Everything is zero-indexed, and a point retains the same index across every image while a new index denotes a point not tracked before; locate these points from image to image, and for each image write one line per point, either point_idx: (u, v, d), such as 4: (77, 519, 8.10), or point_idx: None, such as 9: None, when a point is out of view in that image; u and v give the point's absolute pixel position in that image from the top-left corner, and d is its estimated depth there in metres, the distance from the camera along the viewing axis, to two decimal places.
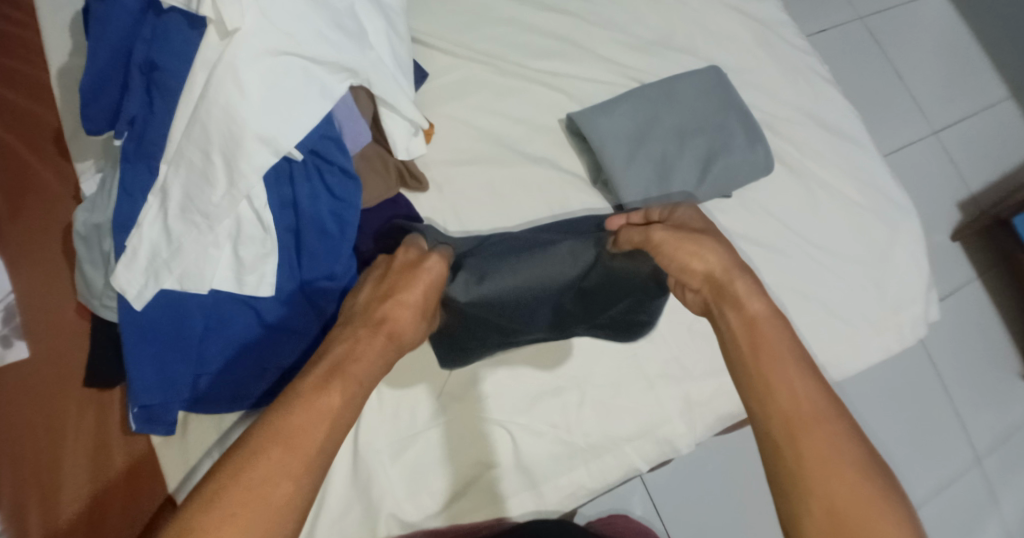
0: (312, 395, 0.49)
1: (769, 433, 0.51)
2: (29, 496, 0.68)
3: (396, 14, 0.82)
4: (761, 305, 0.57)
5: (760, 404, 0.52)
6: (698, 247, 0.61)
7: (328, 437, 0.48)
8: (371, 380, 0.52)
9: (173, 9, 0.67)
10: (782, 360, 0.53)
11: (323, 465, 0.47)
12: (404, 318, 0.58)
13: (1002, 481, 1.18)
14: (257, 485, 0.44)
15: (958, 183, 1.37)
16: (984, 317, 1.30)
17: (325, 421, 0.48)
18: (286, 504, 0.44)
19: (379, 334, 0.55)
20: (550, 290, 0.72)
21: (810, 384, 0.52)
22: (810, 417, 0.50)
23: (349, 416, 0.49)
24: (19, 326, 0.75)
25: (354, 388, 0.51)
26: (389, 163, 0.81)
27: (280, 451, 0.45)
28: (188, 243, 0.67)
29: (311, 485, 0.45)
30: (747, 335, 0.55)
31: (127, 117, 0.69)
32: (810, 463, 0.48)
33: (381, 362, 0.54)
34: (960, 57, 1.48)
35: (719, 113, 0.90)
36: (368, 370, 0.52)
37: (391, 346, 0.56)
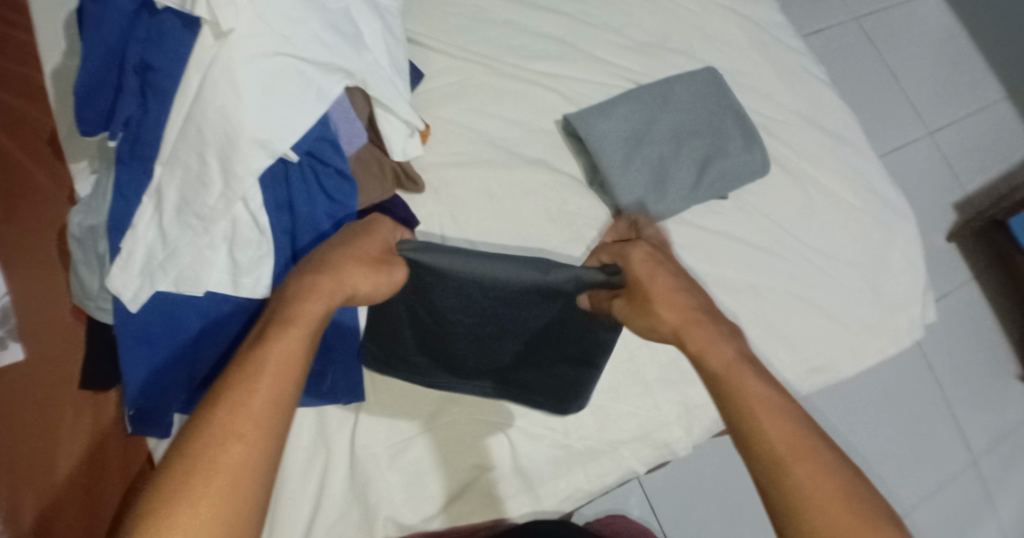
0: (251, 373, 0.48)
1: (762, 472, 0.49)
2: (23, 502, 0.66)
3: (392, 16, 0.82)
4: (726, 352, 0.55)
5: (745, 443, 0.51)
6: (664, 303, 0.60)
7: (273, 388, 0.48)
8: (311, 325, 0.52)
9: (168, 9, 0.67)
10: (759, 394, 0.52)
11: (280, 420, 0.47)
12: (352, 278, 0.56)
13: (998, 482, 1.19)
14: (208, 451, 0.44)
15: (955, 184, 1.38)
16: (980, 318, 1.30)
17: (267, 373, 0.48)
18: (240, 460, 0.45)
19: (320, 289, 0.53)
20: (513, 301, 0.66)
21: (789, 416, 0.51)
22: (795, 448, 0.49)
23: (293, 365, 0.49)
24: (15, 328, 0.73)
25: (294, 337, 0.50)
26: (386, 165, 0.81)
27: (225, 415, 0.46)
28: (185, 245, 0.68)
29: (267, 436, 0.46)
30: (721, 384, 0.54)
31: (121, 119, 0.67)
32: (805, 500, 0.47)
33: (322, 308, 0.53)
34: (956, 58, 1.48)
35: (714, 116, 0.91)
36: (303, 339, 0.51)
37: (331, 292, 0.54)
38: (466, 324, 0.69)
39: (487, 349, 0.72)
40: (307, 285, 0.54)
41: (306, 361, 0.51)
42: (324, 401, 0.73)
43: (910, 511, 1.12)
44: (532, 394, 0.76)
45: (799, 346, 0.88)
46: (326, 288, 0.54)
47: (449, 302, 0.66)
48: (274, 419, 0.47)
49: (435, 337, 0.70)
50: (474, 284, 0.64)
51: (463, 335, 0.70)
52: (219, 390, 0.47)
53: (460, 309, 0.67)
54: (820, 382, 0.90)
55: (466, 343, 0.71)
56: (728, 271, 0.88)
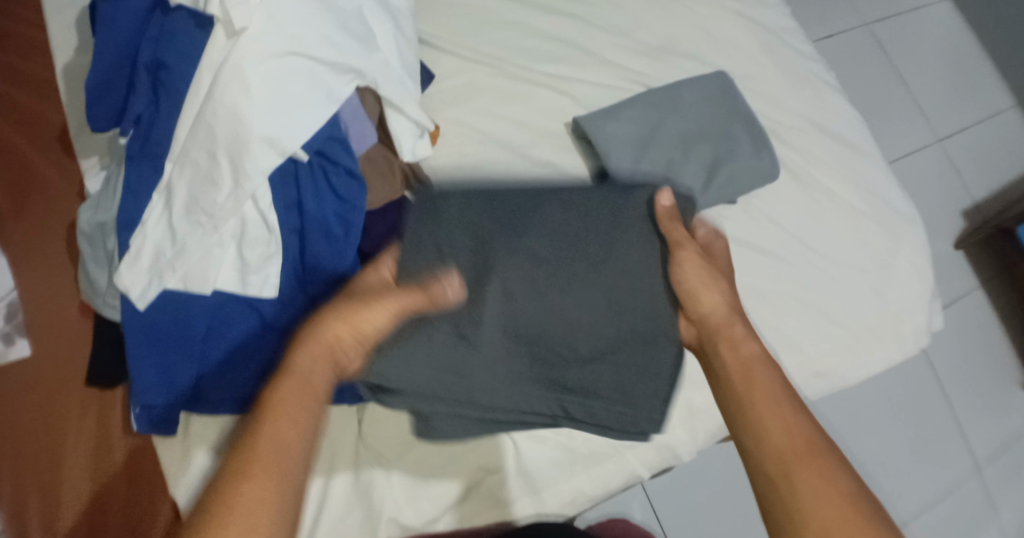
0: (269, 417, 0.52)
1: (765, 468, 0.54)
2: (28, 498, 0.68)
3: (402, 17, 0.82)
4: (753, 348, 0.61)
5: (753, 440, 0.56)
6: (713, 287, 0.64)
7: (279, 439, 0.51)
8: (304, 380, 0.55)
9: (181, 8, 0.67)
10: (772, 394, 0.57)
11: (291, 473, 0.50)
12: (335, 328, 0.59)
13: (1002, 491, 1.18)
14: (224, 499, 0.47)
15: (962, 192, 1.37)
16: (985, 326, 1.30)
17: (270, 425, 0.51)
18: (255, 510, 0.47)
19: (314, 349, 0.57)
20: (562, 225, 0.69)
21: (799, 418, 0.56)
22: (801, 451, 0.54)
23: (294, 418, 0.52)
24: (22, 324, 0.75)
25: (290, 393, 0.54)
26: (395, 166, 0.81)
27: (245, 481, 0.48)
28: (193, 242, 0.67)
29: (279, 489, 0.48)
30: (741, 376, 0.59)
31: (133, 116, 0.68)
32: (808, 499, 0.51)
33: (312, 363, 0.56)
34: (964, 65, 1.47)
35: (723, 120, 0.90)
36: (304, 395, 0.54)
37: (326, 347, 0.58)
38: (519, 262, 0.67)
39: (541, 302, 0.68)
40: (308, 339, 0.58)
41: (312, 404, 0.54)
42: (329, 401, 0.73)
43: (913, 519, 1.12)
44: (601, 392, 0.70)
45: (803, 351, 0.88)
46: (321, 339, 0.58)
47: (494, 233, 0.68)
48: (292, 461, 0.50)
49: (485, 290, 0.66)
50: (528, 205, 0.70)
51: (516, 278, 0.67)
52: (241, 447, 0.50)
53: (510, 242, 0.67)
54: (823, 389, 0.90)
55: (522, 293, 0.67)
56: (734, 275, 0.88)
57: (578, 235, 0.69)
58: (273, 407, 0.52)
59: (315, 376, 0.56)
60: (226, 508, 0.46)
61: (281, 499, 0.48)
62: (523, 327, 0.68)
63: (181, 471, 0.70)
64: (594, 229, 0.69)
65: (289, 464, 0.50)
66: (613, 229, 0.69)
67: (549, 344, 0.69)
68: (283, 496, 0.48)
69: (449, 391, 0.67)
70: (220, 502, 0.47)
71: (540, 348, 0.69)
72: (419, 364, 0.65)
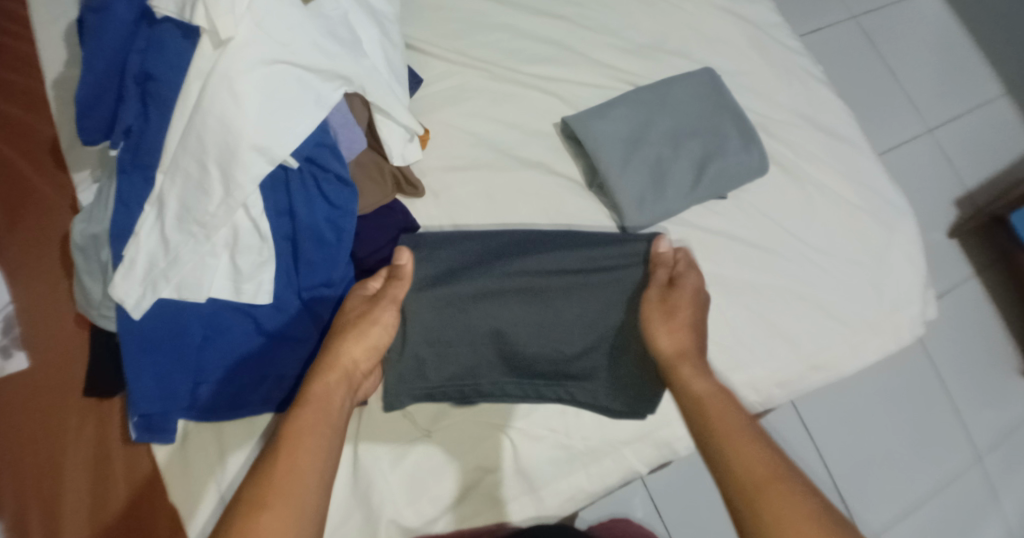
0: (289, 445, 0.55)
1: (739, 501, 0.53)
2: (29, 507, 0.68)
3: (390, 22, 0.83)
4: (705, 384, 0.62)
5: (718, 470, 0.56)
6: (664, 325, 0.69)
7: (295, 459, 0.55)
8: (320, 402, 0.59)
9: (168, 20, 0.67)
10: (728, 424, 0.58)
11: (311, 490, 0.53)
12: (348, 352, 0.64)
13: (1003, 479, 1.18)
14: (242, 521, 0.50)
15: (955, 182, 1.38)
16: (982, 315, 1.30)
17: (285, 448, 0.55)
18: (275, 525, 0.51)
19: (327, 376, 0.62)
20: (563, 249, 0.77)
21: (761, 447, 0.55)
22: (764, 476, 0.53)
23: (311, 437, 0.56)
24: (19, 337, 0.75)
25: (306, 415, 0.58)
26: (385, 170, 0.81)
27: (265, 504, 0.52)
28: (186, 250, 0.68)
29: (297, 502, 0.52)
30: (699, 413, 0.60)
31: (123, 128, 0.69)
32: (771, 519, 0.51)
33: (325, 387, 0.61)
34: (955, 56, 1.48)
35: (713, 116, 0.91)
36: (319, 419, 0.58)
37: (335, 373, 0.63)
38: (527, 276, 0.76)
39: (541, 308, 0.75)
40: (325, 366, 0.62)
41: (330, 429, 0.58)
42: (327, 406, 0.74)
43: (912, 509, 1.13)
44: (608, 388, 0.76)
45: (799, 344, 0.88)
46: (337, 363, 0.63)
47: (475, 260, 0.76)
48: (310, 483, 0.54)
49: (492, 296, 0.75)
50: (535, 234, 0.79)
51: (521, 290, 0.75)
52: (261, 473, 0.54)
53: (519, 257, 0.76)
54: (822, 380, 0.91)
55: (513, 302, 0.75)
56: (729, 270, 0.89)
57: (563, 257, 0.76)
58: (289, 433, 0.56)
59: (330, 399, 0.60)
60: (248, 529, 0.50)
61: (300, 518, 0.52)
62: (519, 331, 0.75)
63: (194, 508, 0.70)
64: (585, 251, 0.77)
65: (305, 487, 0.53)
66: (609, 256, 0.77)
67: (543, 346, 0.75)
68: (302, 517, 0.52)
69: (438, 372, 0.74)
70: (240, 527, 0.50)
71: (530, 354, 0.75)
72: (427, 348, 0.73)
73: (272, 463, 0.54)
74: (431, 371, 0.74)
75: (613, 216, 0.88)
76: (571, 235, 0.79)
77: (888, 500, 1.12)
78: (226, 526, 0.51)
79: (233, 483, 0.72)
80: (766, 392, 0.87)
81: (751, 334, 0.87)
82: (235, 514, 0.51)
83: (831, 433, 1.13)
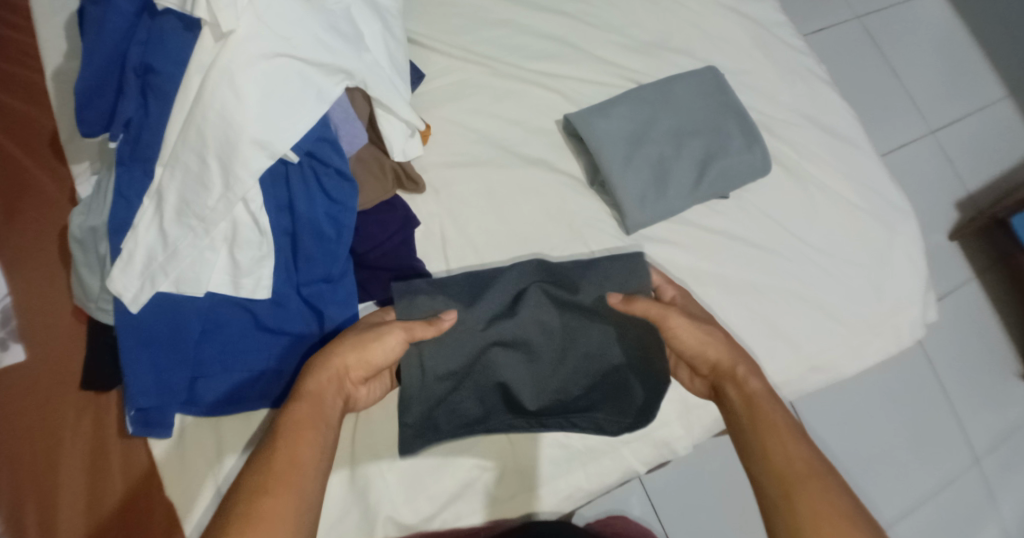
0: (286, 441, 0.55)
1: (775, 496, 0.55)
2: (26, 502, 0.68)
3: (392, 16, 0.82)
4: (759, 385, 0.62)
5: (759, 466, 0.57)
6: (707, 334, 0.67)
7: (291, 454, 0.55)
8: (314, 399, 0.59)
9: (168, 11, 0.67)
10: (776, 424, 0.58)
11: (307, 483, 0.54)
12: (342, 355, 0.63)
13: (1000, 482, 1.18)
14: (243, 509, 0.51)
15: (957, 183, 1.38)
16: (982, 317, 1.30)
17: (281, 444, 0.55)
18: (273, 515, 0.51)
19: (321, 373, 0.62)
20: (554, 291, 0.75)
21: (803, 446, 0.57)
22: (804, 474, 0.55)
23: (307, 433, 0.57)
24: (17, 330, 0.74)
25: (300, 411, 0.58)
26: (386, 165, 0.81)
27: (266, 495, 0.52)
28: (185, 245, 0.67)
29: (294, 494, 0.53)
30: (747, 410, 0.61)
31: (122, 120, 0.68)
32: (807, 517, 0.53)
33: (317, 385, 0.61)
34: (958, 57, 1.47)
35: (716, 116, 0.91)
36: (316, 415, 0.58)
37: (326, 372, 0.62)
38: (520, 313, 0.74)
39: (536, 344, 0.75)
40: (319, 365, 0.62)
41: (323, 424, 0.58)
42: None
43: (910, 511, 1.13)
44: (606, 414, 0.72)
45: (798, 346, 0.88)
46: (330, 362, 0.62)
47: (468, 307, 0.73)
48: (310, 477, 0.54)
49: (490, 337, 0.74)
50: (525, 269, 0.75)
51: (517, 328, 0.74)
52: (261, 465, 0.54)
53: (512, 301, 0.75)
54: (821, 381, 0.90)
55: (512, 347, 0.75)
56: (729, 271, 0.88)
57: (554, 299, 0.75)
58: (287, 428, 0.56)
59: (324, 397, 0.60)
60: (250, 519, 0.50)
61: (299, 509, 0.52)
62: (516, 369, 0.74)
63: (192, 503, 0.70)
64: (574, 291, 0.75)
65: (302, 479, 0.54)
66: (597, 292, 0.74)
67: (542, 383, 0.75)
68: (300, 508, 0.52)
69: (447, 419, 0.72)
70: (242, 515, 0.51)
71: (532, 392, 0.74)
72: (431, 396, 0.71)
73: (271, 455, 0.54)
74: (439, 418, 0.72)
75: (614, 215, 0.88)
76: (558, 270, 0.76)
77: (886, 502, 1.12)
78: (225, 515, 0.51)
79: (230, 479, 0.72)
80: None
81: (751, 335, 0.86)
82: (236, 503, 0.51)
83: (830, 433, 1.13)
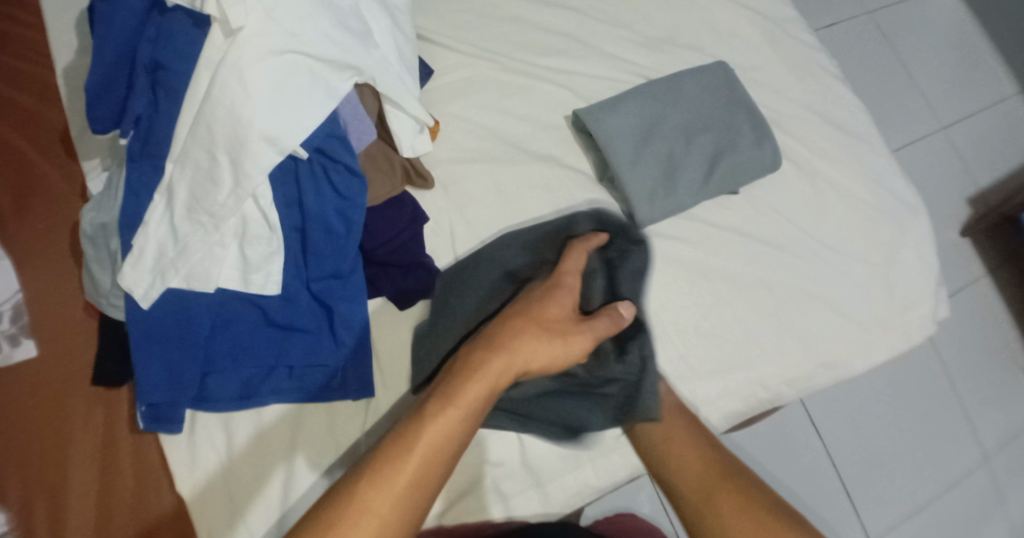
0: (433, 428, 0.57)
1: (688, 497, 0.74)
2: (34, 498, 0.67)
3: (401, 12, 0.82)
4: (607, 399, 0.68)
5: None
6: (569, 358, 0.66)
7: (430, 452, 0.56)
8: (469, 407, 0.59)
9: (178, 7, 0.68)
10: None
11: (428, 485, 0.56)
12: (525, 350, 0.63)
13: (1009, 481, 1.17)
14: (365, 489, 0.54)
15: (967, 180, 1.36)
16: (992, 314, 1.29)
17: (429, 435, 0.57)
18: (384, 508, 0.53)
19: (493, 364, 0.61)
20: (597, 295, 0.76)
21: None
22: None
23: (449, 439, 0.57)
24: (28, 325, 0.74)
25: (450, 414, 0.58)
26: (395, 162, 0.81)
27: (395, 473, 0.55)
28: (195, 241, 0.68)
29: (419, 488, 0.55)
30: None
31: (133, 117, 0.68)
32: None
33: (482, 391, 0.60)
34: (970, 53, 1.46)
35: (725, 111, 0.90)
36: (481, 392, 0.60)
37: (494, 376, 0.61)
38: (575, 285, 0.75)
39: None
40: (492, 346, 0.62)
41: (462, 435, 0.58)
42: (333, 397, 0.74)
43: (919, 510, 1.12)
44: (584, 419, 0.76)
45: (808, 345, 0.88)
46: (507, 352, 0.62)
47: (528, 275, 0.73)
48: (435, 469, 0.56)
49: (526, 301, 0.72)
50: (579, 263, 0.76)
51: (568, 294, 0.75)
52: (405, 432, 0.57)
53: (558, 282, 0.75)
54: (830, 379, 0.90)
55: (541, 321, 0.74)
56: (738, 268, 0.88)
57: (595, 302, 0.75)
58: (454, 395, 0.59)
59: (493, 388, 0.61)
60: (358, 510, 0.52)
61: (414, 497, 0.55)
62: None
63: (201, 490, 0.71)
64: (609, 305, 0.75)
65: (433, 464, 0.56)
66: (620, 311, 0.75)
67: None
68: (414, 500, 0.54)
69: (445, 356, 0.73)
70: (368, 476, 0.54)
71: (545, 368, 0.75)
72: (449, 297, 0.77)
73: (418, 432, 0.57)
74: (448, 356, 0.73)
75: (623, 211, 0.87)
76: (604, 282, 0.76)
77: (894, 500, 1.11)
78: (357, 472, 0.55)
79: (238, 471, 0.72)
80: (774, 391, 0.87)
81: (760, 332, 0.86)
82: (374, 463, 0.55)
83: (838, 430, 1.13)
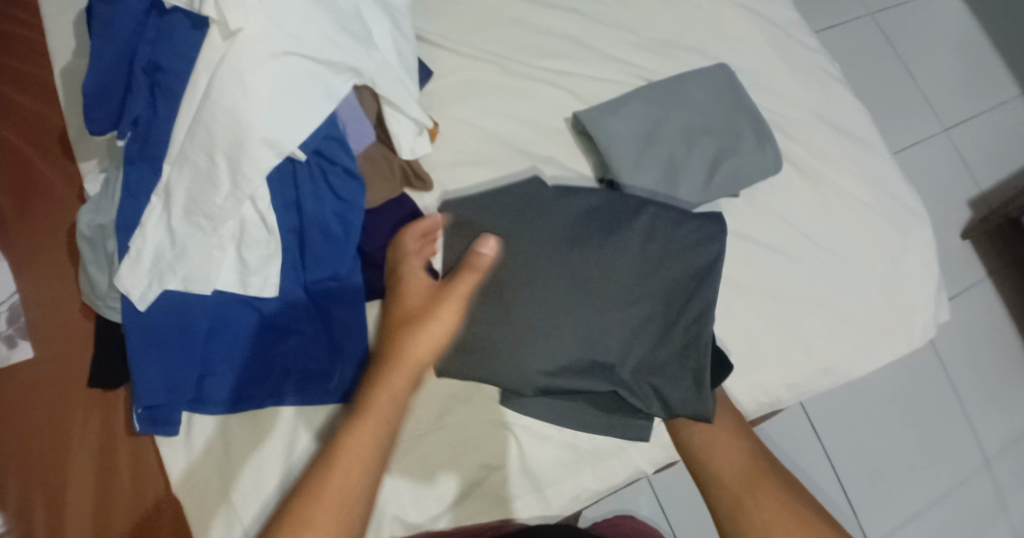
0: (337, 468, 0.55)
1: (724, 497, 0.70)
2: (33, 499, 0.67)
3: (402, 15, 0.82)
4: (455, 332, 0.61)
5: (712, 478, 0.71)
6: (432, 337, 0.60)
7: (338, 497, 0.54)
8: (364, 446, 0.56)
9: (176, 9, 0.67)
10: (726, 439, 0.73)
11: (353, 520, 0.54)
12: (390, 368, 0.59)
13: (1010, 486, 1.17)
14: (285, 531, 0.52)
15: (970, 184, 1.36)
16: (994, 318, 1.28)
17: (328, 491, 0.53)
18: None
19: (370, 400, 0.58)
20: (645, 256, 0.72)
21: (745, 454, 0.72)
22: (749, 472, 0.71)
23: (354, 481, 0.54)
24: (25, 327, 0.74)
25: (349, 460, 0.55)
26: (394, 164, 0.81)
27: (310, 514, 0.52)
28: (194, 243, 0.68)
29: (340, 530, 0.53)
30: (707, 439, 0.73)
31: (131, 118, 0.68)
32: (762, 511, 0.67)
33: (371, 428, 0.56)
34: (973, 56, 1.45)
35: (726, 114, 0.90)
36: (374, 430, 0.56)
37: (379, 405, 0.57)
38: (675, 276, 0.71)
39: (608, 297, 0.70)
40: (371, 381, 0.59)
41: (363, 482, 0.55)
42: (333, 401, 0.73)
43: (919, 513, 1.11)
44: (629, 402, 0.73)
45: (810, 346, 0.87)
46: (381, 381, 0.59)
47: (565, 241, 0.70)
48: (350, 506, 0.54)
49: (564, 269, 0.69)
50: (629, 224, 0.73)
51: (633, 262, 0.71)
52: (312, 485, 0.54)
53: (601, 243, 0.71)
54: (830, 384, 0.90)
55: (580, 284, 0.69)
56: (739, 272, 0.87)
57: (654, 268, 0.71)
58: (343, 443, 0.56)
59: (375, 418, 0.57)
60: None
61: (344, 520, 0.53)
62: (598, 288, 0.70)
63: (197, 493, 0.71)
64: (665, 270, 0.71)
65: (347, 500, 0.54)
66: (677, 272, 0.72)
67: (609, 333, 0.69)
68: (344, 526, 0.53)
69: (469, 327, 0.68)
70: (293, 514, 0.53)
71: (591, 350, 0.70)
72: (533, 216, 0.71)
73: (325, 480, 0.54)
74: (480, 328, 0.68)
75: (600, 183, 0.88)
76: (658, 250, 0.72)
77: (894, 503, 1.11)
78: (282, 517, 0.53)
79: (235, 471, 0.71)
80: (776, 395, 0.87)
81: (761, 336, 0.86)
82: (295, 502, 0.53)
83: (839, 433, 1.13)
